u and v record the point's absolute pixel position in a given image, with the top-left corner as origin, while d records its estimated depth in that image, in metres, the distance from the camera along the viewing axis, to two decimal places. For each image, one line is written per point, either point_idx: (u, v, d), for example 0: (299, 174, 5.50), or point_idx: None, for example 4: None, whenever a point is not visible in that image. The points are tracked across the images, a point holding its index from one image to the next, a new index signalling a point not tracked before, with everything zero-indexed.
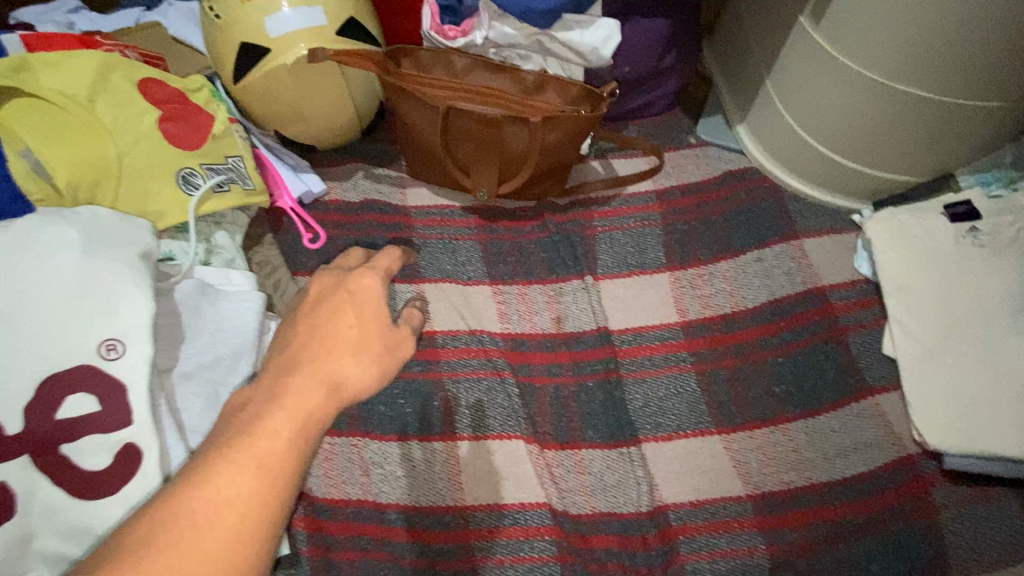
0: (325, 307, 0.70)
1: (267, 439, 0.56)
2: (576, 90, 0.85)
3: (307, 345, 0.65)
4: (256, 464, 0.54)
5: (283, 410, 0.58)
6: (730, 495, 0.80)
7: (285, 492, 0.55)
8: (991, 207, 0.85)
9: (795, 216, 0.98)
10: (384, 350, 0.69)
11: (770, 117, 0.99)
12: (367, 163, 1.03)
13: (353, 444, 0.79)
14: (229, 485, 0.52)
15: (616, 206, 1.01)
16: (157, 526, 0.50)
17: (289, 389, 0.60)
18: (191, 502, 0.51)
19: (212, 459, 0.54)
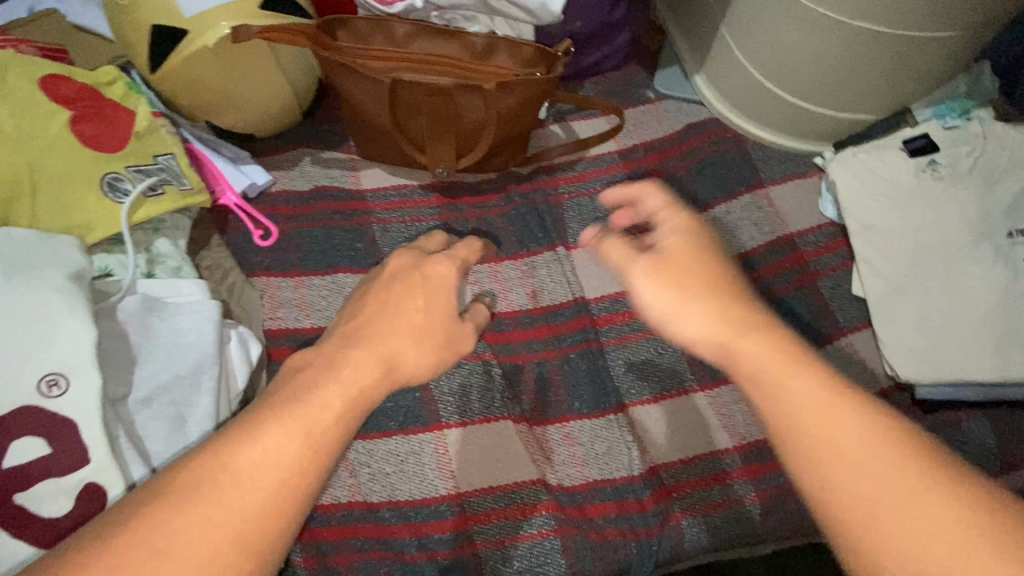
0: (394, 285, 0.62)
1: (316, 410, 0.50)
2: (529, 51, 0.80)
3: (370, 322, 0.59)
4: (304, 432, 0.48)
5: (337, 385, 0.52)
6: (718, 449, 0.82)
7: (324, 474, 0.49)
8: (947, 139, 0.85)
9: (759, 164, 0.97)
10: (442, 341, 0.60)
11: (727, 64, 0.97)
12: (313, 148, 0.96)
13: None
14: (269, 453, 0.47)
15: (581, 170, 0.98)
16: (178, 499, 0.44)
17: (340, 363, 0.54)
18: (225, 464, 0.46)
19: (258, 420, 0.49)
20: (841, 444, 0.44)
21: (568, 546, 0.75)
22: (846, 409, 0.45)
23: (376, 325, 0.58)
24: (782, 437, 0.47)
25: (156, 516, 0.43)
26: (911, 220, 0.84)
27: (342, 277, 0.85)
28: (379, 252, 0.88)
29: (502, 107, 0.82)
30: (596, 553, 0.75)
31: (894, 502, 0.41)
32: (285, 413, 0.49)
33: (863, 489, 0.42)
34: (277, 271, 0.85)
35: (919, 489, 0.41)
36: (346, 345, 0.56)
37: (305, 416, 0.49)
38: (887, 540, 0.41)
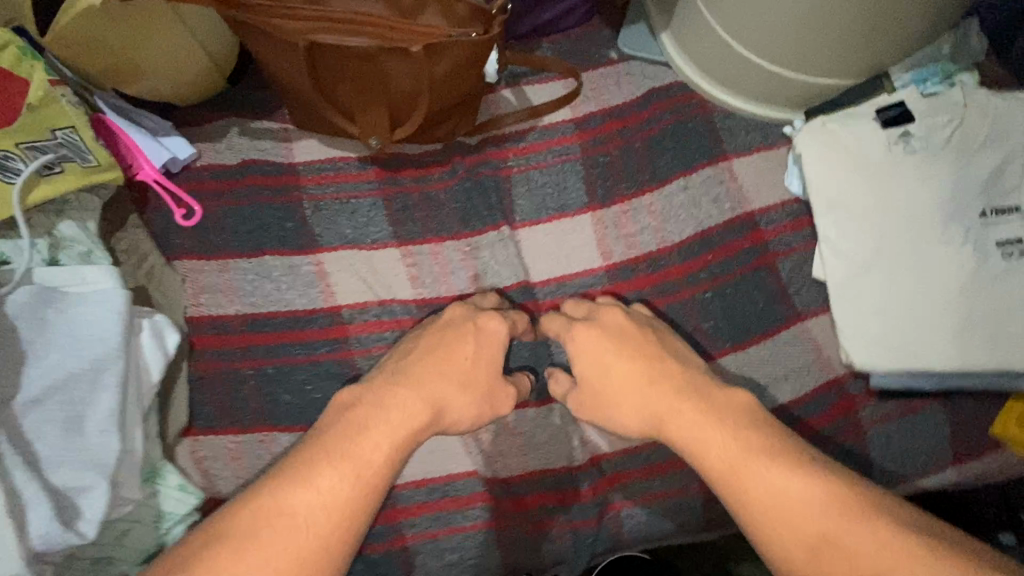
0: (449, 332, 0.75)
1: (365, 453, 0.65)
2: (463, 7, 0.71)
3: (420, 368, 0.72)
4: (353, 476, 0.63)
5: (383, 424, 0.67)
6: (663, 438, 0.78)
7: (364, 512, 0.63)
8: (924, 108, 0.77)
9: (724, 134, 0.90)
10: (484, 389, 0.74)
11: (693, 20, 0.88)
12: (241, 117, 0.89)
13: (261, 439, 0.73)
14: (325, 490, 0.62)
15: (534, 140, 0.91)
16: (263, 513, 0.60)
17: (394, 405, 0.68)
18: (286, 502, 0.61)
19: (312, 466, 0.63)
20: (701, 438, 0.66)
21: (502, 538, 0.74)
22: (698, 423, 0.67)
23: (423, 371, 0.72)
24: (734, 486, 0.63)
25: (265, 517, 0.60)
26: (880, 199, 0.77)
27: (270, 260, 0.80)
28: (310, 232, 0.83)
29: (433, 74, 0.74)
30: (530, 545, 0.74)
31: (807, 559, 0.58)
32: (348, 447, 0.64)
33: (758, 498, 0.61)
34: (199, 253, 0.80)
35: (820, 523, 0.58)
36: (393, 386, 0.70)
37: (360, 457, 0.64)
38: (848, 546, 0.56)
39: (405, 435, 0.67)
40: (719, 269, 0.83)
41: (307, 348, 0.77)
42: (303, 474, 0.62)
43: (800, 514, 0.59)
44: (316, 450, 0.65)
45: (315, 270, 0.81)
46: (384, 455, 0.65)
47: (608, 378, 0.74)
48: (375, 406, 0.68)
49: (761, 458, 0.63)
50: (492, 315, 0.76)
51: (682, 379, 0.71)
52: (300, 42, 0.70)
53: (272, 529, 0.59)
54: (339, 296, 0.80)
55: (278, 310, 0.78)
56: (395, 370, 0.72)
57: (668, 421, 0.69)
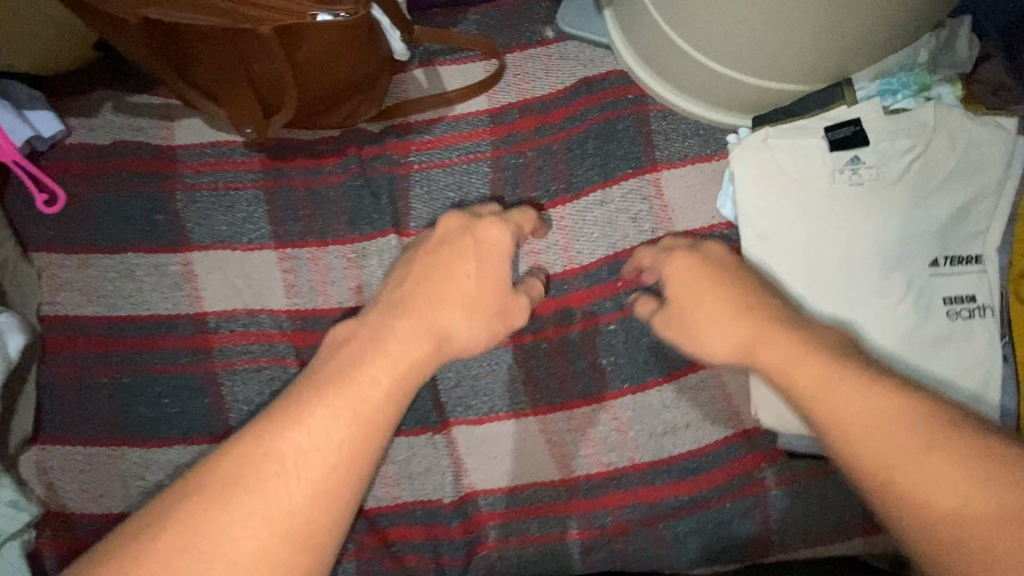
0: (446, 250, 0.67)
1: (364, 387, 0.56)
2: None
3: (415, 294, 0.63)
4: (352, 413, 0.54)
5: (381, 355, 0.58)
6: (544, 479, 0.73)
7: (373, 448, 0.55)
8: (883, 128, 0.65)
9: (659, 139, 0.78)
10: (492, 311, 0.65)
11: (632, 0, 0.73)
12: (115, 90, 0.79)
13: (110, 453, 0.69)
14: (321, 434, 0.53)
15: (441, 133, 0.80)
16: (256, 455, 0.51)
17: (391, 336, 0.60)
18: (276, 446, 0.52)
19: (305, 406, 0.54)
20: (814, 389, 0.53)
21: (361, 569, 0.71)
22: (826, 395, 0.52)
23: (431, 289, 0.63)
24: (811, 405, 0.53)
25: (256, 456, 0.51)
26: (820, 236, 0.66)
27: (134, 258, 0.74)
28: (181, 228, 0.75)
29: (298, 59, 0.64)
30: None
31: (899, 467, 0.46)
32: (334, 377, 0.56)
33: (859, 439, 0.49)
34: (59, 246, 0.74)
35: (880, 442, 0.47)
36: (391, 319, 0.61)
37: (349, 391, 0.56)
38: (892, 465, 0.46)
39: (406, 370, 0.58)
40: (629, 298, 0.74)
41: (168, 358, 0.72)
42: (296, 412, 0.54)
43: (885, 441, 0.47)
44: (328, 380, 0.56)
45: (183, 271, 0.74)
46: (383, 390, 0.57)
47: (689, 318, 0.63)
48: (364, 342, 0.59)
49: (840, 384, 0.51)
50: (491, 223, 0.68)
51: (788, 319, 0.59)
52: (132, 20, 0.58)
53: (266, 478, 0.51)
54: (207, 302, 0.74)
55: (138, 314, 0.73)
56: (392, 297, 0.63)
57: (759, 348, 0.58)
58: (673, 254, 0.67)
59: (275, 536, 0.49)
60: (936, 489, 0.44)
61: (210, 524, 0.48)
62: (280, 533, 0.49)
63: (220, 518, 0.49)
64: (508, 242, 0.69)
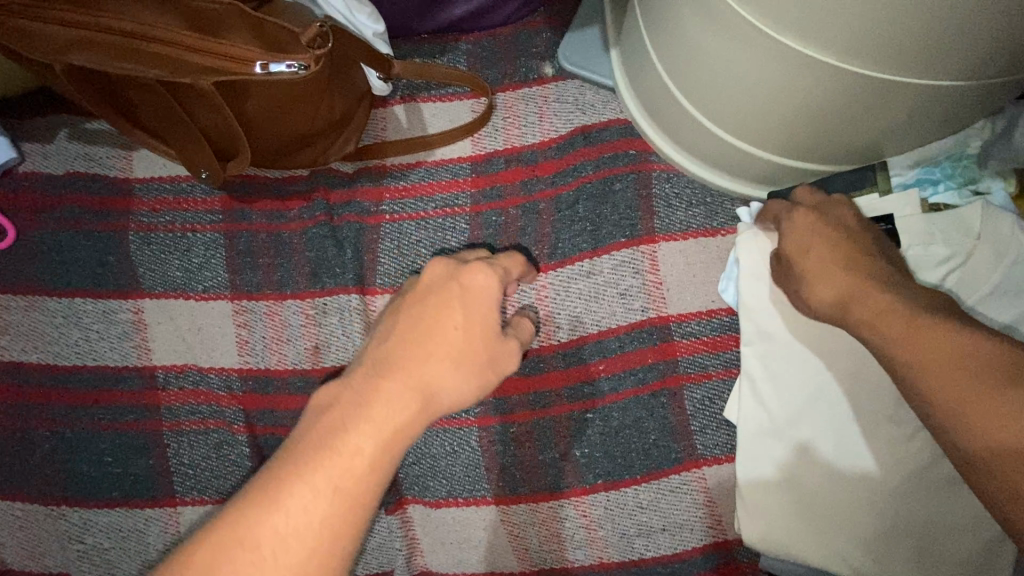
0: (433, 299, 0.53)
1: (345, 458, 0.43)
2: (279, 33, 0.53)
3: (400, 348, 0.49)
4: (331, 490, 0.42)
5: (365, 421, 0.45)
6: (503, 572, 0.68)
7: (361, 527, 0.43)
8: (920, 227, 0.57)
9: (661, 205, 0.69)
10: (487, 361, 0.52)
11: (638, 49, 0.65)
12: (73, 115, 0.74)
13: (47, 512, 0.66)
14: (301, 513, 0.41)
15: (418, 180, 0.73)
16: (223, 544, 0.40)
17: (370, 393, 0.46)
18: (254, 533, 0.40)
19: (281, 482, 0.42)
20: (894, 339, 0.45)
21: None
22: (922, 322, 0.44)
23: (410, 362, 0.48)
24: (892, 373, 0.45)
25: (223, 546, 0.40)
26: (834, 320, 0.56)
27: (83, 303, 0.69)
28: (133, 272, 0.70)
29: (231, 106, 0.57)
30: None
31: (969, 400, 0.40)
32: (301, 463, 0.42)
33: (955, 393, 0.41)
34: (5, 285, 0.69)
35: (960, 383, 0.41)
36: (370, 382, 0.47)
37: (335, 455, 0.43)
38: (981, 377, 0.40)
39: (392, 437, 0.45)
40: (609, 383, 0.67)
41: (111, 414, 0.68)
42: (273, 493, 0.41)
43: (952, 378, 0.41)
44: (306, 457, 0.43)
45: (133, 319, 0.70)
46: (369, 459, 0.44)
47: (808, 258, 0.53)
48: (342, 399, 0.46)
49: (923, 332, 0.44)
50: (479, 267, 0.56)
51: (892, 282, 0.50)
52: (54, 66, 0.54)
53: (239, 574, 0.39)
54: (156, 355, 0.69)
55: (84, 365, 0.68)
56: (377, 354, 0.50)
57: (852, 303, 0.49)
58: (793, 210, 0.56)
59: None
60: (1000, 429, 0.38)
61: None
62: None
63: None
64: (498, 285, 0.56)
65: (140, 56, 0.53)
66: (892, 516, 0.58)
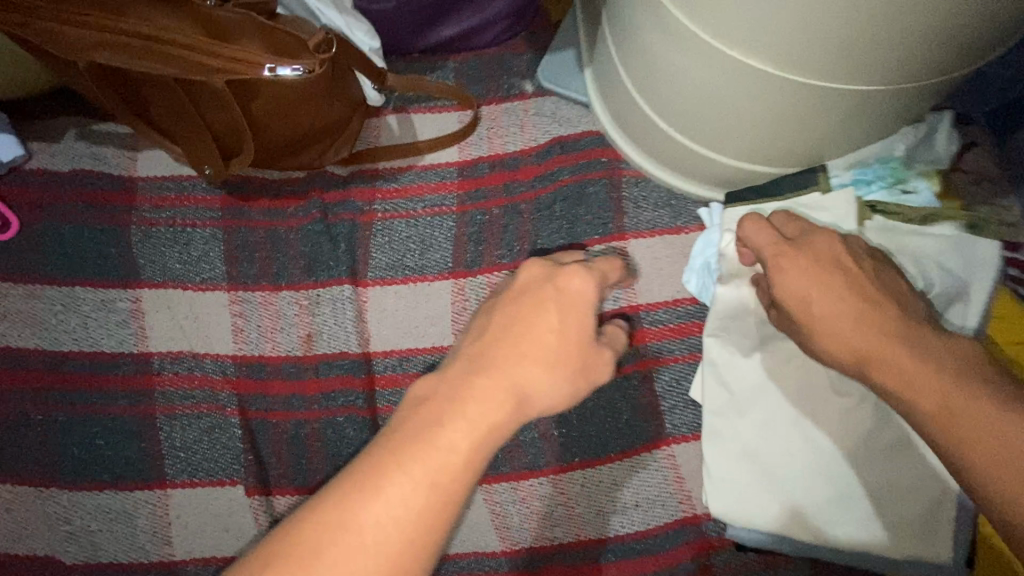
0: (524, 300, 0.54)
1: (442, 453, 0.43)
2: (285, 38, 0.59)
3: (496, 348, 0.51)
4: (427, 483, 0.42)
5: (459, 415, 0.45)
6: (486, 550, 0.70)
7: (452, 520, 0.43)
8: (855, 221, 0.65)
9: (630, 206, 0.76)
10: (579, 367, 0.53)
11: (609, 68, 0.73)
12: (82, 117, 0.79)
13: (37, 493, 0.67)
14: (400, 503, 0.41)
15: (408, 182, 0.79)
16: (325, 528, 0.40)
17: (467, 388, 0.47)
18: (354, 520, 0.41)
19: (378, 470, 0.42)
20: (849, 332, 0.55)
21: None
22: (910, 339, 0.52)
23: (506, 363, 0.49)
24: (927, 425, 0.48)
25: (315, 532, 0.41)
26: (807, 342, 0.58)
27: (83, 292, 0.73)
28: (134, 262, 0.74)
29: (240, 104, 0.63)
30: None
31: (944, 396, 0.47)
32: (396, 456, 0.43)
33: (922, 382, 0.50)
34: (7, 274, 0.72)
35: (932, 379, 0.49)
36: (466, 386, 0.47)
37: (428, 450, 0.43)
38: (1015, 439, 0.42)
39: (487, 434, 0.45)
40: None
41: (104, 398, 0.70)
42: (376, 480, 0.42)
43: (931, 385, 0.48)
44: (405, 444, 0.43)
45: (131, 307, 0.73)
46: (465, 457, 0.44)
47: (813, 313, 0.57)
48: (434, 398, 0.46)
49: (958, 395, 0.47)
50: (575, 272, 0.57)
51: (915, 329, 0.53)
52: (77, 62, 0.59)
53: (338, 557, 0.40)
54: (152, 342, 0.72)
55: (80, 350, 0.71)
56: (475, 352, 0.50)
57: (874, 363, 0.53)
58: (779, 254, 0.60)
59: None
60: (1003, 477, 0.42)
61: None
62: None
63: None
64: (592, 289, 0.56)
65: (159, 55, 0.58)
66: (846, 484, 0.63)
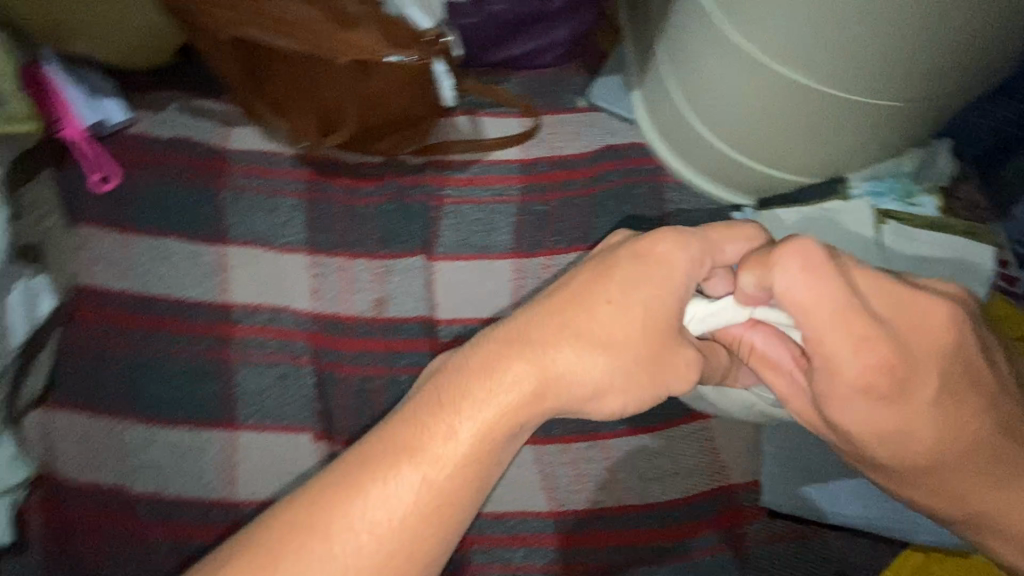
0: (577, 282, 0.47)
1: (442, 447, 0.43)
2: (404, 33, 0.70)
3: (547, 324, 0.46)
4: (422, 480, 0.42)
5: (479, 403, 0.44)
6: (533, 509, 0.75)
7: (459, 518, 0.43)
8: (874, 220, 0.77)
9: (673, 208, 0.87)
10: (653, 354, 0.47)
11: (661, 88, 0.84)
12: (185, 93, 0.87)
13: (113, 424, 0.70)
14: (388, 496, 0.42)
15: (475, 174, 0.88)
16: (310, 516, 0.41)
17: (493, 369, 0.44)
18: (343, 512, 0.41)
19: (364, 462, 0.43)
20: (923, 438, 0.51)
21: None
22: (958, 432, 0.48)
23: (578, 330, 0.45)
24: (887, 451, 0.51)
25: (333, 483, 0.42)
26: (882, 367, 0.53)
27: (172, 243, 0.78)
28: (223, 222, 0.80)
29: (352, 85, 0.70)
30: None
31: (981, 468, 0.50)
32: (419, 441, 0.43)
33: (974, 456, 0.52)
34: (103, 222, 0.78)
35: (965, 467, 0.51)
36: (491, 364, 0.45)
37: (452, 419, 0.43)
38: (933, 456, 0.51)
39: (500, 423, 0.44)
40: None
41: (184, 340, 0.74)
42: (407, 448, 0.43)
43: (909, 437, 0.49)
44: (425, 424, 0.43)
45: (216, 262, 0.78)
46: (472, 451, 0.43)
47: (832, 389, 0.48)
48: (476, 356, 0.45)
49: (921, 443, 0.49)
50: (662, 235, 0.47)
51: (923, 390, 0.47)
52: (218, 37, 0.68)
53: (320, 544, 0.41)
54: (233, 294, 0.77)
55: (165, 296, 0.76)
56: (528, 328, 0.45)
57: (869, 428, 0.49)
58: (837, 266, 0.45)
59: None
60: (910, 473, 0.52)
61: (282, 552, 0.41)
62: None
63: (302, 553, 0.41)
64: (684, 264, 0.46)
65: (294, 36, 0.67)
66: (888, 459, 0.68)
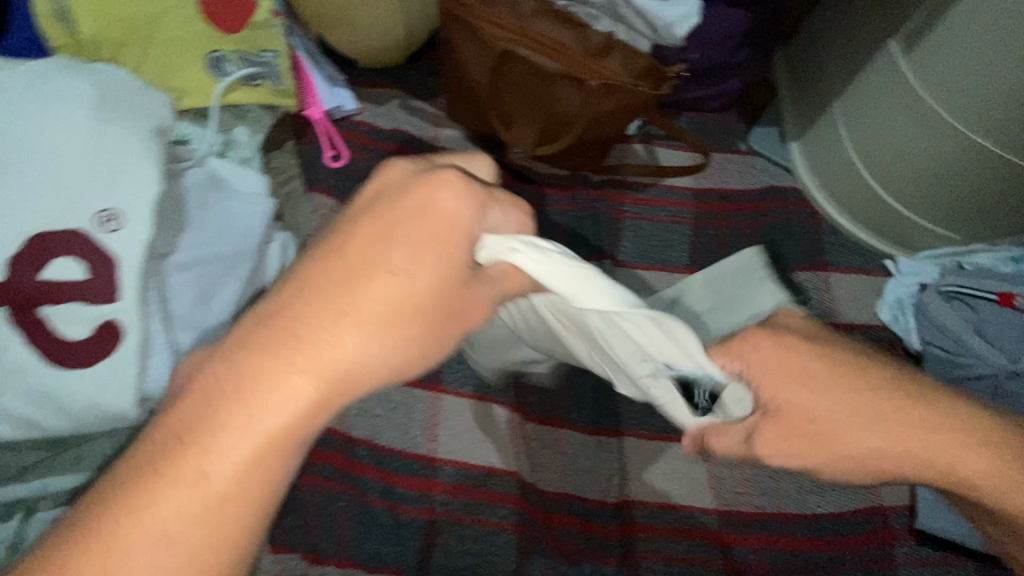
0: (352, 254, 0.42)
1: (218, 461, 0.38)
2: (642, 64, 0.79)
3: (301, 308, 0.40)
4: (218, 508, 0.38)
5: (252, 415, 0.39)
6: (696, 505, 0.81)
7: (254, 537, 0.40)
8: None
9: (830, 249, 0.96)
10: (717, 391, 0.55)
11: (830, 142, 0.95)
12: (404, 92, 0.98)
13: None
14: (170, 518, 0.37)
15: (652, 195, 0.97)
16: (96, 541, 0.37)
17: (261, 369, 0.39)
18: (128, 530, 0.37)
19: (155, 480, 0.38)
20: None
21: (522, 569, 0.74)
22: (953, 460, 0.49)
23: (348, 299, 0.41)
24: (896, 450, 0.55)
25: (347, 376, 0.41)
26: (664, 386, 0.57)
27: None
28: None
29: (597, 108, 0.81)
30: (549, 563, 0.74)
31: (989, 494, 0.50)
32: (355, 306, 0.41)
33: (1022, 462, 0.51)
34: (334, 194, 0.88)
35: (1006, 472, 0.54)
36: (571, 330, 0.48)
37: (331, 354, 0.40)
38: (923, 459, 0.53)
39: (304, 425, 0.40)
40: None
41: None
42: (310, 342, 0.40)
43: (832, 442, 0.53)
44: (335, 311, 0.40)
45: None
46: (258, 455, 0.39)
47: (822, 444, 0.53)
48: (354, 263, 0.41)
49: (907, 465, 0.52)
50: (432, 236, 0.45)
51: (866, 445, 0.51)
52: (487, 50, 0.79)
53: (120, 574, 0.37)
54: None
55: None
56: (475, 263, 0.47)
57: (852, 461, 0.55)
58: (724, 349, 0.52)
59: (252, 495, 0.39)
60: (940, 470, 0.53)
61: (204, 467, 0.38)
62: (238, 518, 0.39)
63: (212, 469, 0.38)
64: (466, 219, 0.43)
65: (565, 57, 0.77)
66: None
